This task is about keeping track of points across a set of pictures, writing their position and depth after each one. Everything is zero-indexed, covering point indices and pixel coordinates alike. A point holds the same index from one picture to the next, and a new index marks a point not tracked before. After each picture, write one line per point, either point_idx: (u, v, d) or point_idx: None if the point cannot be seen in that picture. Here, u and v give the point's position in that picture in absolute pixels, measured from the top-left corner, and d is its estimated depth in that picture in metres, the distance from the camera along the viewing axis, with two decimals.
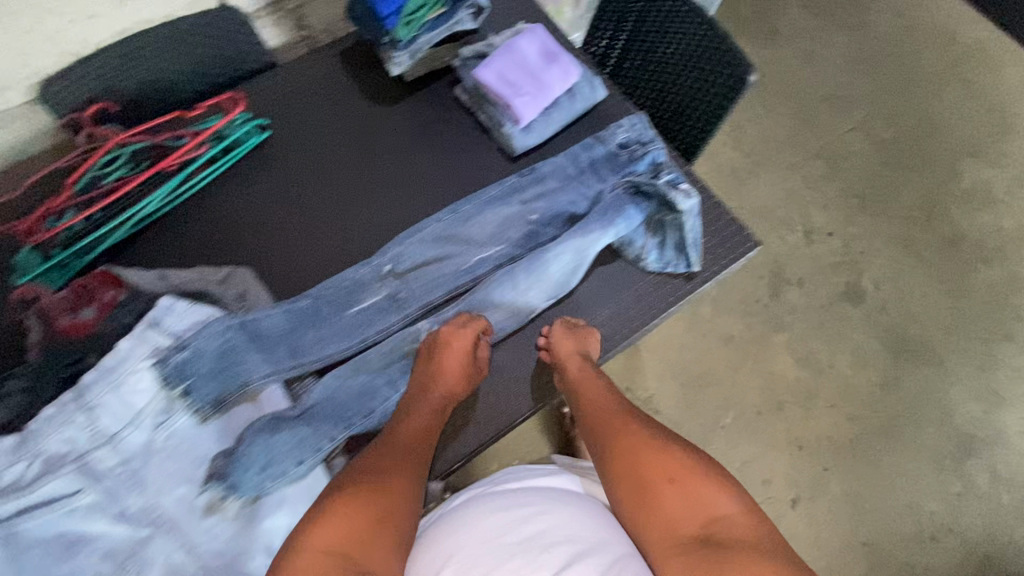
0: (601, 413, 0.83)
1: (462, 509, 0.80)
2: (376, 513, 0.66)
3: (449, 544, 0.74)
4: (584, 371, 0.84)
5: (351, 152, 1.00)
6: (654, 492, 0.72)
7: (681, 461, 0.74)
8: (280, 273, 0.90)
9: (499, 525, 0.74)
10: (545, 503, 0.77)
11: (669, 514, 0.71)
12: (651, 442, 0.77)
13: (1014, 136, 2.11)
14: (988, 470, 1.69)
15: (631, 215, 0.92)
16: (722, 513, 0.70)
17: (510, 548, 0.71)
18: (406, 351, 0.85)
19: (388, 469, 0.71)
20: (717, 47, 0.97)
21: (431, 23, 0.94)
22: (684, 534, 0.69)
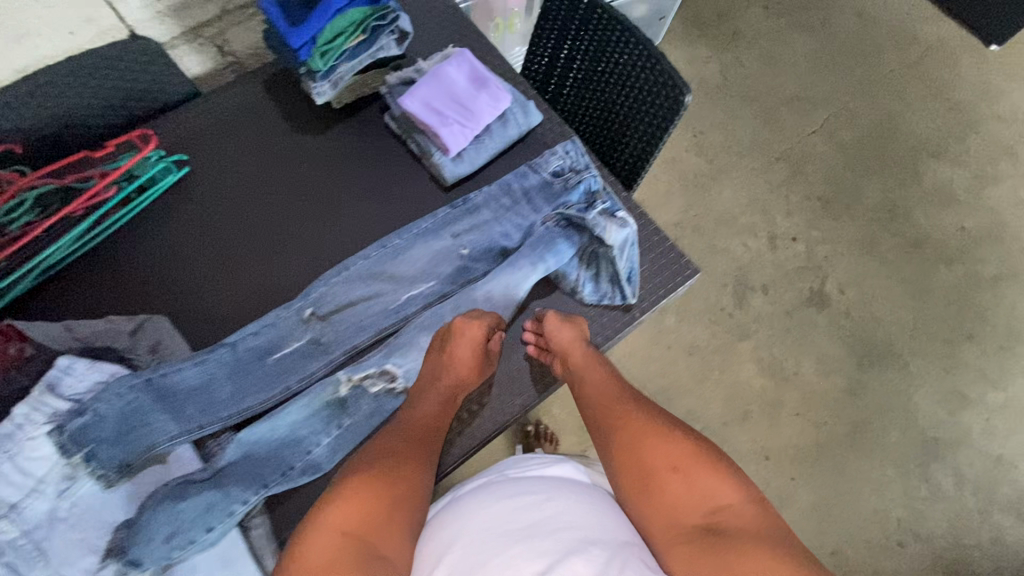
0: (605, 401, 0.85)
1: (468, 498, 0.82)
2: (385, 498, 0.70)
3: (455, 528, 0.77)
4: (584, 358, 0.85)
5: (276, 186, 0.96)
6: (659, 482, 0.76)
7: (684, 451, 0.78)
8: (196, 321, 0.86)
9: (506, 510, 0.76)
10: (550, 491, 0.79)
11: (673, 502, 0.75)
12: (655, 431, 0.80)
13: (977, 134, 2.07)
14: (952, 473, 1.69)
15: (562, 250, 0.90)
16: (723, 502, 0.74)
17: (514, 532, 0.73)
18: (327, 400, 0.81)
19: (397, 456, 0.74)
20: (654, 67, 0.95)
21: (351, 51, 0.89)
22: (687, 521, 0.74)
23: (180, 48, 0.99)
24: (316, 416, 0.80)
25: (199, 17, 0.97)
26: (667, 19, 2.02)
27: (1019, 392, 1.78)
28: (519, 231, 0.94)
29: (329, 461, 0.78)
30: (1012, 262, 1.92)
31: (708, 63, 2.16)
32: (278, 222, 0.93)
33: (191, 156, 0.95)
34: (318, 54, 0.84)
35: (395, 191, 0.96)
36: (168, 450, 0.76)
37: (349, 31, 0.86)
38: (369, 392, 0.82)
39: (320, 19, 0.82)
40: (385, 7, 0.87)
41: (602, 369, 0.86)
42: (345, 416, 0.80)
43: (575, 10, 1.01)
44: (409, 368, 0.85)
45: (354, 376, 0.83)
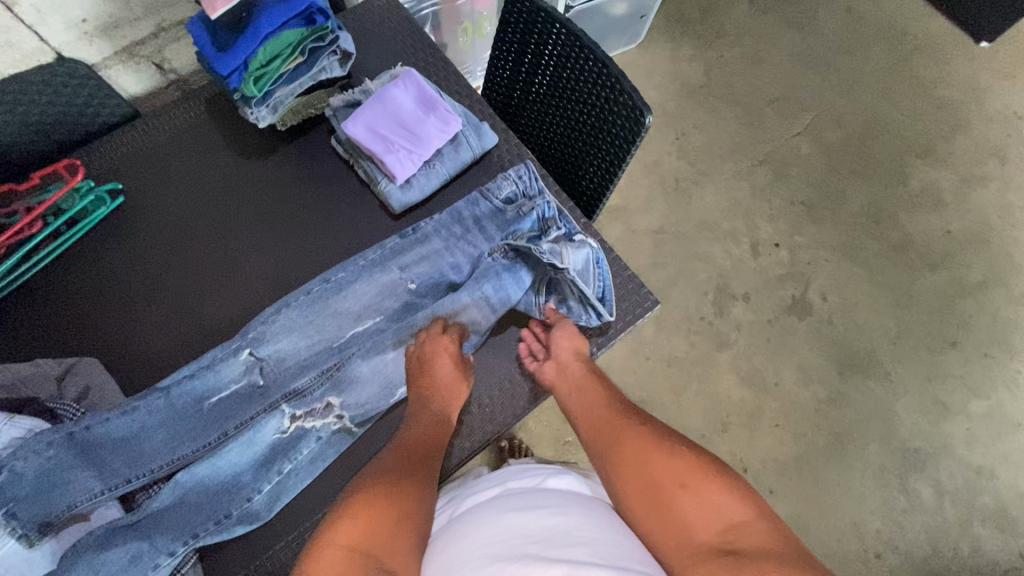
0: (603, 416, 0.78)
1: (474, 515, 0.74)
2: (394, 513, 0.63)
3: (461, 548, 0.69)
4: (580, 371, 0.83)
5: (217, 213, 0.91)
6: (669, 500, 0.68)
7: (691, 465, 0.69)
8: (129, 363, 0.82)
9: (514, 525, 0.69)
10: (563, 505, 0.73)
11: (684, 522, 0.66)
12: (658, 445, 0.72)
13: (963, 134, 2.01)
14: (932, 484, 1.65)
15: (516, 281, 0.88)
16: (740, 519, 0.65)
17: (526, 545, 0.65)
18: (265, 447, 0.78)
19: (402, 474, 0.69)
20: (614, 86, 0.90)
21: (289, 74, 0.84)
22: (703, 543, 0.64)
23: (113, 68, 0.94)
24: (257, 461, 0.77)
25: (132, 36, 0.92)
26: (647, 18, 1.95)
27: (1004, 401, 1.73)
28: (470, 261, 0.90)
29: (268, 511, 0.75)
30: (997, 267, 1.87)
31: (691, 62, 2.09)
32: (218, 253, 0.89)
33: (126, 184, 0.91)
34: (250, 80, 0.79)
35: (341, 219, 0.92)
36: (89, 509, 0.73)
37: (284, 54, 0.81)
38: (311, 431, 0.79)
39: (249, 43, 0.77)
40: (323, 26, 0.82)
41: (599, 383, 0.82)
42: (285, 460, 0.77)
43: (535, 24, 0.96)
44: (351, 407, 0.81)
45: (296, 416, 0.80)
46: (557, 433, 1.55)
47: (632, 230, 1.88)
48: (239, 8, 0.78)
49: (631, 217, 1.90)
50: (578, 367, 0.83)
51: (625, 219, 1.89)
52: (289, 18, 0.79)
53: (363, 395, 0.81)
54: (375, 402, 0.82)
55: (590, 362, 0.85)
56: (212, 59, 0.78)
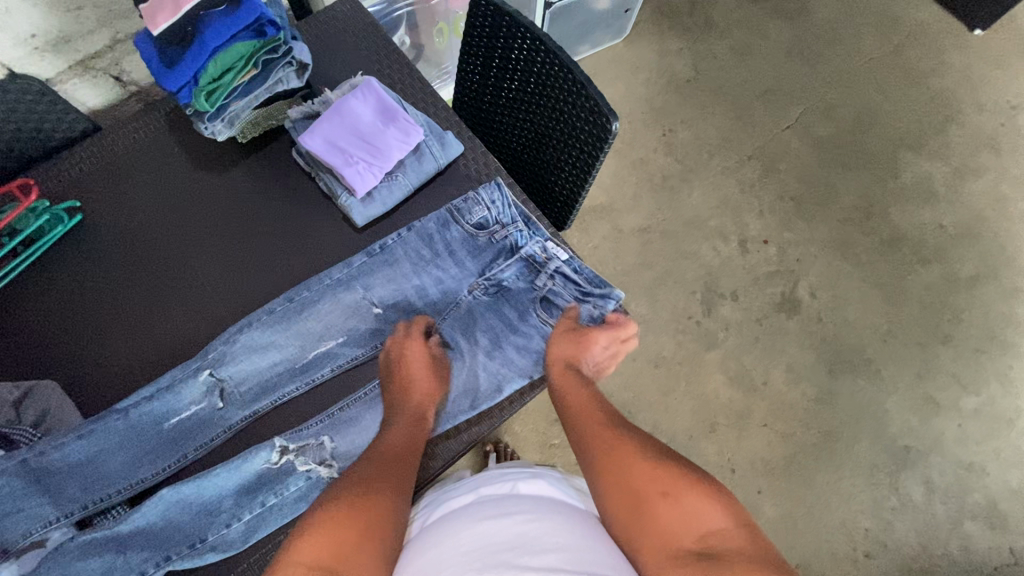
0: (592, 422, 0.76)
1: (447, 521, 0.70)
2: (362, 525, 0.62)
3: (432, 556, 0.65)
4: (574, 378, 0.81)
5: (180, 230, 0.89)
6: (648, 506, 0.66)
7: (673, 473, 0.68)
8: (85, 384, 0.81)
9: (489, 533, 0.65)
10: (537, 511, 0.69)
11: (664, 528, 0.64)
12: (643, 453, 0.71)
13: (956, 125, 1.97)
14: (923, 482, 1.64)
15: (496, 311, 0.86)
16: (719, 527, 0.64)
17: (499, 554, 0.61)
18: (243, 482, 0.75)
19: (374, 484, 0.67)
20: (580, 92, 0.88)
21: (243, 87, 0.82)
22: (682, 547, 0.63)
23: (70, 82, 0.93)
24: (240, 490, 0.75)
25: (86, 50, 0.90)
26: (632, 12, 1.91)
27: (995, 397, 1.71)
28: (439, 286, 0.88)
29: (242, 541, 0.73)
30: (990, 261, 1.83)
31: (679, 55, 2.05)
32: (180, 270, 0.87)
33: (85, 200, 0.89)
34: (201, 95, 0.77)
35: (305, 234, 0.89)
36: (45, 537, 0.73)
37: (236, 67, 0.79)
38: (299, 471, 0.76)
39: (197, 58, 0.75)
40: (274, 38, 0.80)
41: (589, 391, 0.80)
42: (269, 494, 0.75)
43: (500, 30, 0.94)
44: (340, 444, 0.78)
45: (288, 451, 0.77)
46: (544, 436, 1.47)
47: (618, 229, 1.86)
48: (184, 22, 0.75)
49: (618, 216, 1.87)
50: (572, 371, 0.81)
51: (612, 218, 1.87)
52: (238, 31, 0.76)
53: (353, 439, 0.79)
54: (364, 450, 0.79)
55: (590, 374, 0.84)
56: (160, 77, 0.76)
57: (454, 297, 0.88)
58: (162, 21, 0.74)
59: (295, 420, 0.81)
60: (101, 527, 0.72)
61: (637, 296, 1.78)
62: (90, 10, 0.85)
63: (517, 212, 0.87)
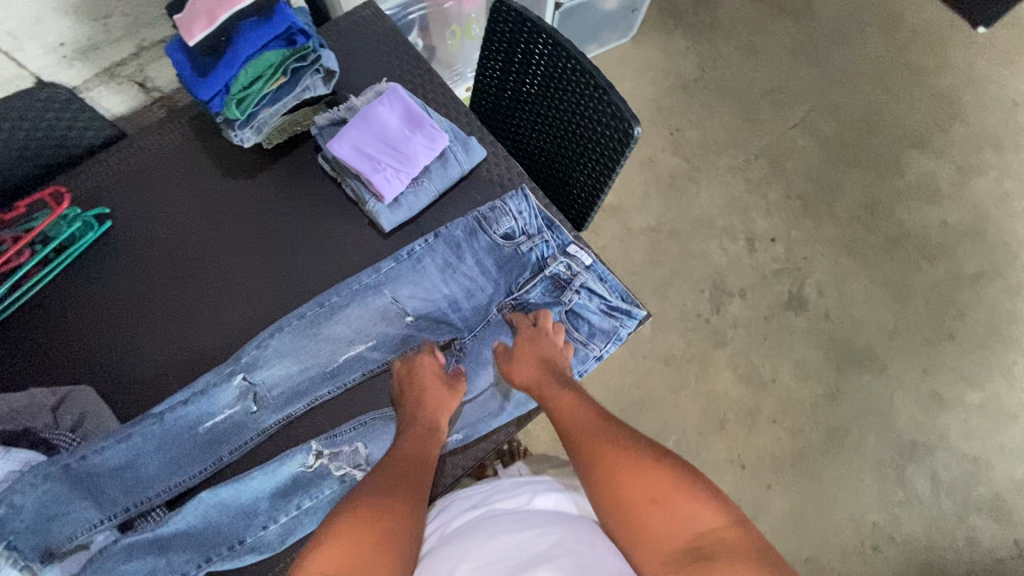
0: (578, 431, 0.75)
1: (460, 537, 0.70)
2: (377, 532, 0.62)
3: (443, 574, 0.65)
4: (554, 390, 0.80)
5: (208, 237, 0.90)
6: (638, 515, 0.65)
7: (661, 478, 0.67)
8: (119, 388, 0.82)
9: (499, 552, 0.65)
10: (550, 526, 0.69)
11: (658, 533, 0.64)
12: (631, 459, 0.69)
13: (960, 123, 1.99)
14: (929, 477, 1.66)
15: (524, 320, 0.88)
16: (712, 527, 0.63)
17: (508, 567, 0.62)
18: (278, 485, 0.77)
19: (390, 495, 0.67)
20: (602, 97, 0.90)
21: (272, 94, 0.83)
22: (676, 551, 0.62)
23: (95, 90, 0.94)
24: (276, 492, 0.77)
25: (112, 58, 0.91)
26: (639, 12, 1.92)
27: (1000, 393, 1.74)
28: (468, 296, 0.89)
29: (279, 542, 0.75)
30: (994, 258, 1.86)
31: (685, 55, 2.06)
32: (208, 276, 0.88)
33: (114, 206, 0.90)
34: (232, 103, 0.78)
35: (335, 239, 0.91)
36: (89, 539, 0.75)
37: (268, 75, 0.80)
38: (333, 475, 0.78)
39: (231, 67, 0.76)
40: (304, 47, 0.81)
41: (574, 396, 0.79)
42: (304, 496, 0.77)
43: (522, 33, 0.95)
44: (374, 449, 0.80)
45: (322, 455, 0.78)
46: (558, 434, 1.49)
47: (627, 229, 1.87)
48: (218, 32, 0.76)
49: (627, 216, 1.89)
50: (549, 382, 0.80)
51: (621, 218, 1.89)
52: (270, 40, 0.77)
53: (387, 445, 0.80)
54: None
55: (563, 371, 0.83)
56: (192, 85, 0.77)
57: (480, 305, 0.90)
58: (198, 31, 0.74)
59: (328, 424, 0.82)
60: (141, 530, 0.74)
61: (646, 296, 1.80)
62: (118, 18, 0.86)
63: (542, 217, 0.89)
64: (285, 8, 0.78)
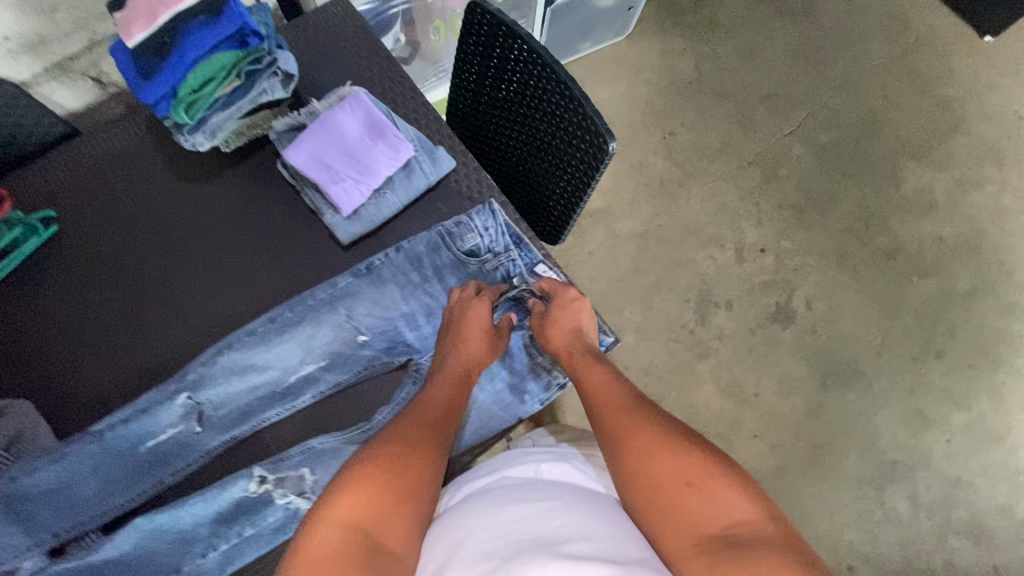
0: (610, 403, 0.73)
1: (470, 503, 0.69)
2: (397, 492, 0.62)
3: (454, 540, 0.64)
4: (584, 360, 0.80)
5: (161, 244, 0.86)
6: (668, 496, 0.63)
7: (698, 461, 0.64)
8: (59, 404, 0.79)
9: (512, 518, 0.63)
10: (561, 497, 0.68)
11: (687, 515, 0.61)
12: (668, 438, 0.67)
13: (960, 135, 1.94)
14: (909, 497, 1.64)
15: None
16: (746, 517, 0.60)
17: (523, 542, 0.60)
18: (220, 511, 0.75)
19: (415, 443, 0.67)
20: (576, 110, 0.85)
21: (225, 98, 0.78)
22: (705, 535, 0.60)
23: (45, 85, 0.89)
24: (217, 518, 0.74)
25: (62, 51, 0.86)
26: (635, 9, 1.86)
27: (986, 413, 1.71)
28: (428, 314, 0.85)
29: (219, 569, 0.74)
30: (987, 275, 1.82)
31: (682, 56, 2.01)
32: (160, 285, 0.85)
33: (60, 209, 0.86)
34: (180, 108, 0.74)
35: (291, 253, 0.87)
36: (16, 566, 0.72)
37: (219, 78, 0.75)
38: (278, 502, 0.76)
39: (176, 69, 0.72)
40: (258, 48, 0.76)
41: (606, 371, 0.78)
42: (246, 523, 0.75)
43: (495, 42, 0.91)
44: (320, 477, 0.77)
45: (266, 481, 0.76)
46: None
47: (615, 234, 1.83)
48: (160, 33, 0.71)
49: (615, 221, 1.84)
50: (583, 355, 0.80)
51: (609, 223, 1.84)
52: (219, 41, 0.73)
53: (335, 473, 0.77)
54: None
55: (597, 348, 0.82)
56: (135, 88, 0.72)
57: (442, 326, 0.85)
58: (136, 31, 0.70)
59: (279, 446, 0.79)
60: (71, 556, 0.71)
61: (631, 304, 1.77)
62: (66, 12, 0.81)
63: (510, 232, 0.86)
64: (235, 7, 0.73)
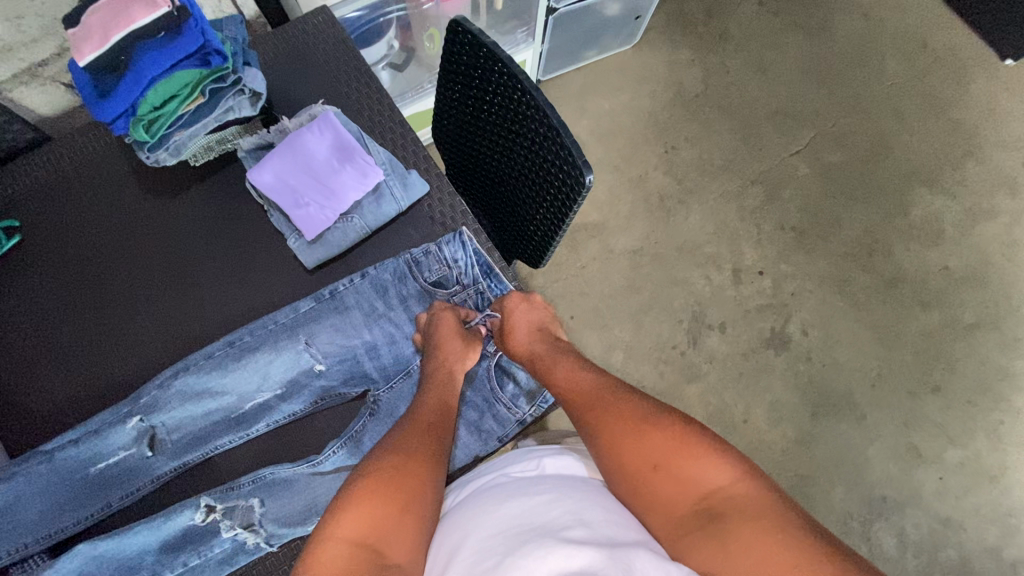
0: (576, 401, 0.72)
1: (469, 504, 0.64)
2: (399, 501, 0.59)
3: (454, 545, 0.58)
4: (546, 359, 0.79)
5: (125, 257, 0.84)
6: (643, 484, 0.61)
7: (663, 441, 0.63)
8: (15, 419, 0.78)
9: (510, 515, 0.58)
10: (561, 488, 0.62)
11: (664, 498, 0.60)
12: (633, 424, 0.66)
13: (975, 162, 1.66)
14: (896, 534, 1.40)
15: None
16: (721, 485, 0.59)
17: (520, 535, 0.55)
18: (165, 540, 0.73)
19: (413, 450, 0.65)
20: (555, 139, 0.76)
21: (190, 115, 0.77)
22: (685, 513, 0.58)
23: (15, 91, 0.87)
24: (162, 546, 0.73)
25: (31, 59, 0.84)
26: (643, 18, 1.61)
27: (982, 453, 1.45)
28: (390, 344, 0.84)
29: None
30: (993, 308, 1.55)
31: (690, 67, 1.74)
32: (120, 300, 0.83)
33: (25, 219, 0.84)
34: (139, 125, 0.73)
35: (249, 275, 0.84)
36: None
37: (182, 94, 0.74)
38: (224, 533, 0.74)
39: (133, 88, 0.71)
40: (220, 67, 0.75)
41: (570, 365, 0.78)
42: (192, 553, 0.73)
43: (476, 60, 0.81)
44: (270, 508, 0.75)
45: (214, 510, 0.74)
46: None
47: (609, 251, 1.58)
48: (114, 51, 0.70)
49: (610, 236, 1.59)
50: (546, 354, 0.80)
51: (603, 237, 1.59)
52: (178, 59, 0.72)
53: (286, 505, 0.76)
54: (295, 516, 0.76)
55: (557, 346, 0.82)
56: (92, 106, 0.71)
57: (404, 359, 0.84)
58: (87, 51, 0.70)
59: (230, 476, 0.78)
60: None
61: (622, 320, 1.52)
62: (32, 19, 0.79)
63: (481, 262, 0.84)
64: (195, 24, 0.72)
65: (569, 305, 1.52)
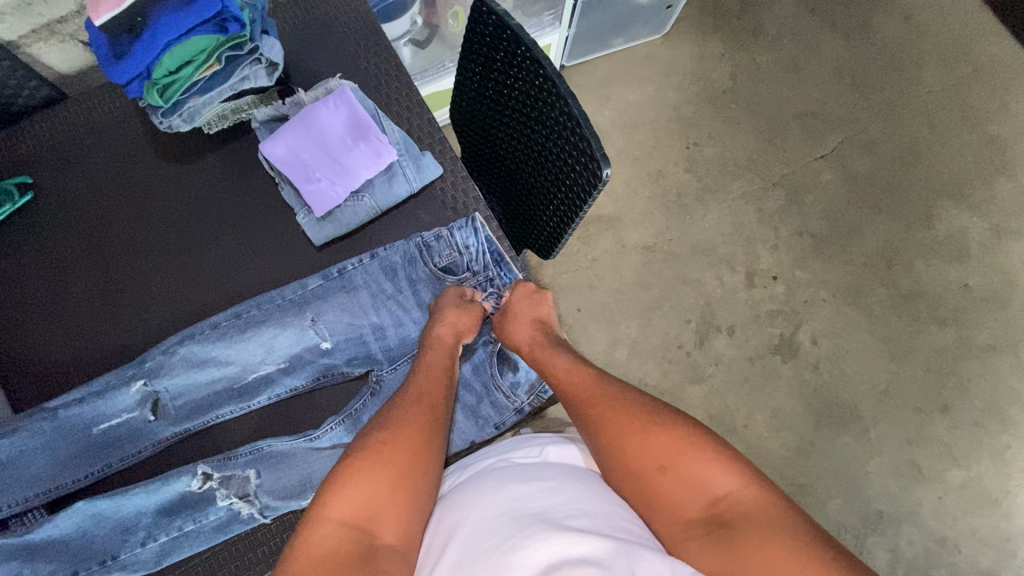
0: (578, 394, 0.70)
1: (470, 484, 0.63)
2: (392, 480, 0.59)
3: (451, 524, 0.58)
4: (552, 352, 0.76)
5: (135, 221, 0.84)
6: (649, 485, 0.60)
7: (671, 441, 0.61)
8: (21, 373, 0.79)
9: (511, 497, 0.57)
10: (565, 477, 0.61)
11: (669, 500, 0.59)
12: (637, 422, 0.64)
13: (1006, 178, 1.60)
14: (889, 551, 1.37)
15: None
16: (727, 491, 0.58)
17: (522, 522, 0.54)
18: (162, 505, 0.74)
19: (405, 426, 0.64)
20: (574, 128, 0.73)
21: (204, 83, 0.77)
22: (693, 518, 0.57)
23: (32, 46, 0.86)
24: (159, 510, 0.74)
25: (51, 15, 0.84)
26: (675, 8, 1.55)
27: (985, 475, 1.42)
28: (397, 327, 0.83)
29: (154, 563, 0.73)
30: (1011, 330, 1.51)
31: (718, 62, 1.69)
32: (129, 263, 0.83)
33: (39, 176, 0.84)
34: (154, 89, 0.73)
35: (256, 247, 0.84)
36: None
37: (197, 60, 0.73)
38: (220, 501, 0.75)
39: (149, 52, 0.71)
40: (238, 34, 0.74)
41: (575, 361, 0.75)
42: (187, 519, 0.74)
43: (500, 44, 0.78)
44: (267, 481, 0.76)
45: (211, 479, 0.75)
46: None
47: (622, 245, 1.55)
48: (126, 14, 0.71)
49: (623, 230, 1.56)
50: (547, 347, 0.77)
51: (616, 231, 1.56)
52: (195, 24, 0.71)
53: (282, 479, 0.76)
54: (290, 492, 0.76)
55: (562, 342, 0.80)
56: (107, 68, 0.72)
57: (409, 344, 0.83)
58: (103, 10, 0.70)
59: (229, 446, 0.79)
60: (13, 532, 0.72)
61: (628, 315, 1.50)
62: None
63: (492, 250, 0.83)
64: None
65: (577, 297, 1.51)
